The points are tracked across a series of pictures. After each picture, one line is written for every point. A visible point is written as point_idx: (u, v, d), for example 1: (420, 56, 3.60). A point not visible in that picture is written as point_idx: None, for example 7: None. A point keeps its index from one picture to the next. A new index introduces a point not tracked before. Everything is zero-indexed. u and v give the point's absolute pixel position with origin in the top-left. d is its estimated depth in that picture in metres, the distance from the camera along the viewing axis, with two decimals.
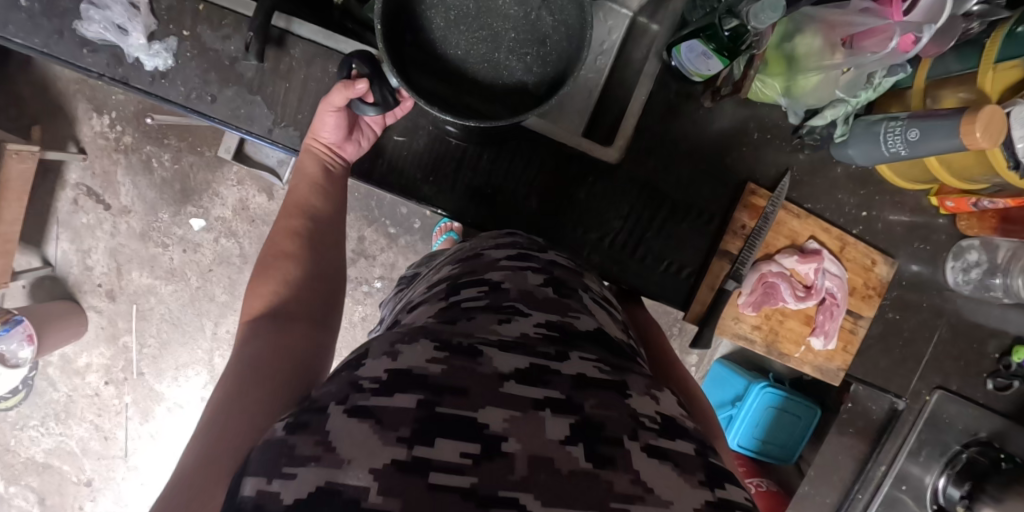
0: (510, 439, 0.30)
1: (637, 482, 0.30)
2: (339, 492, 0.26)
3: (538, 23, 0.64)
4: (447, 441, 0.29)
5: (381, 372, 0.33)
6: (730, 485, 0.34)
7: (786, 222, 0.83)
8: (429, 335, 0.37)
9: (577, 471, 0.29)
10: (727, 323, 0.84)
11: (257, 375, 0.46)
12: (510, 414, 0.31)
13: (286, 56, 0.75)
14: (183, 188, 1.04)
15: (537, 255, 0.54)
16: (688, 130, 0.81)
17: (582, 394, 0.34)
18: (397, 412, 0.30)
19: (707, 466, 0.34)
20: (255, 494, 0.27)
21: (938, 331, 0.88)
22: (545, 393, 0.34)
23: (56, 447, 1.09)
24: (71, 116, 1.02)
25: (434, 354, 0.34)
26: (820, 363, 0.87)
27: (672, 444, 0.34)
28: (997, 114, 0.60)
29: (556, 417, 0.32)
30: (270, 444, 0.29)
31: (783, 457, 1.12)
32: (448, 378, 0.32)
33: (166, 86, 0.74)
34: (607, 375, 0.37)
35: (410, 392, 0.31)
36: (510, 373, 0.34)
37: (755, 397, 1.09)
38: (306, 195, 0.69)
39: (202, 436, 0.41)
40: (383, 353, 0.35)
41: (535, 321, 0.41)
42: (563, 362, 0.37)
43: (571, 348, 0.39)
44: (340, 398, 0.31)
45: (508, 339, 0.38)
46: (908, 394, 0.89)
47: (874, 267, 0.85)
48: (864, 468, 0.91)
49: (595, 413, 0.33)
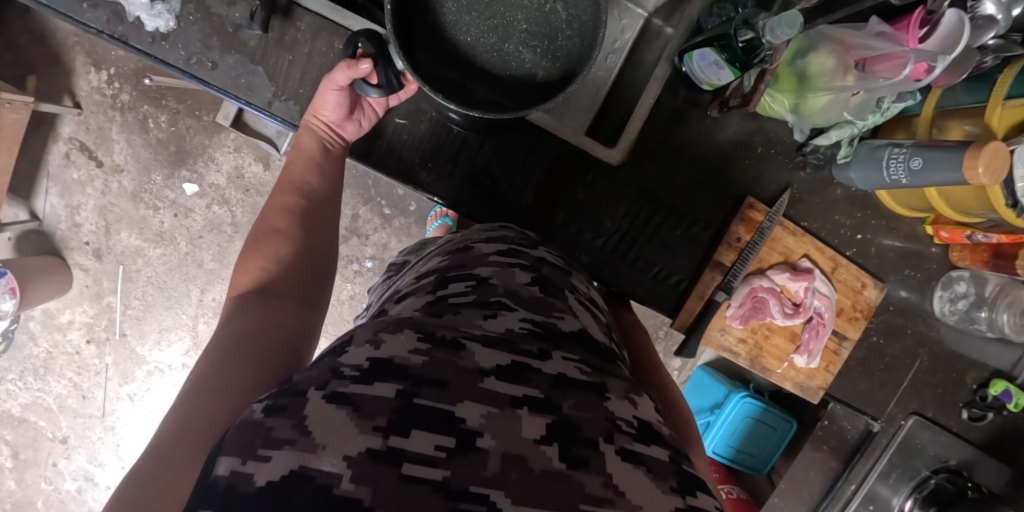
0: (485, 435, 0.30)
1: (609, 486, 0.30)
2: (312, 477, 0.25)
3: (552, 16, 0.63)
4: (422, 433, 0.29)
5: (362, 360, 0.32)
6: (700, 493, 0.34)
7: (780, 238, 0.83)
8: (413, 325, 0.37)
9: (550, 471, 0.29)
10: (713, 334, 0.85)
11: (240, 351, 0.46)
12: (487, 410, 0.31)
13: (291, 27, 0.73)
14: (178, 150, 1.03)
15: (526, 252, 0.53)
16: (693, 137, 0.81)
17: (561, 394, 0.34)
18: (375, 400, 0.30)
19: (680, 474, 0.34)
20: (228, 474, 0.26)
21: (919, 358, 0.89)
22: (523, 391, 0.33)
23: (33, 402, 1.09)
24: (68, 69, 0.99)
25: (417, 345, 0.34)
26: (801, 380, 0.87)
27: (646, 450, 0.34)
28: (999, 152, 0.60)
29: (533, 416, 0.32)
30: (246, 426, 0.29)
31: (756, 467, 1.14)
32: (428, 371, 0.32)
33: (166, 48, 0.72)
34: (588, 377, 0.37)
35: (390, 381, 0.31)
36: (491, 369, 0.34)
37: (733, 407, 1.11)
38: (302, 172, 0.68)
39: (181, 406, 0.41)
40: (367, 341, 0.34)
41: (521, 317, 0.41)
42: (545, 361, 0.37)
43: (554, 347, 0.39)
44: (319, 383, 0.31)
45: (492, 335, 0.38)
46: (885, 416, 0.90)
47: (863, 290, 0.85)
48: (836, 485, 0.92)
49: (572, 414, 0.33)
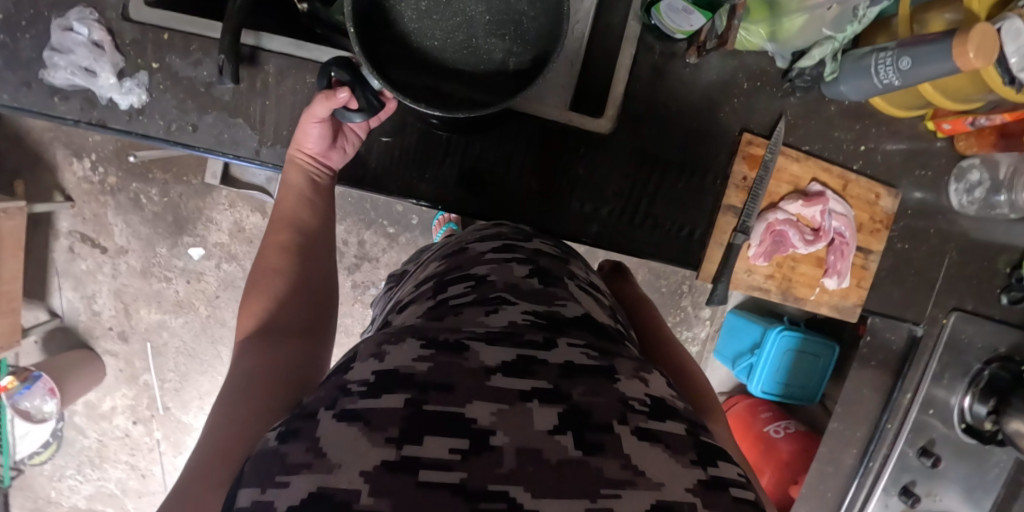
0: (498, 432, 0.28)
1: (628, 467, 0.28)
2: (331, 495, 0.24)
3: (512, 2, 0.62)
4: (435, 438, 0.27)
5: (369, 375, 0.31)
6: (722, 462, 0.32)
7: (785, 168, 0.82)
8: (416, 331, 0.35)
9: (565, 461, 0.27)
10: (740, 276, 0.85)
11: (251, 390, 0.46)
12: (497, 407, 0.29)
13: (260, 72, 0.73)
14: (176, 219, 1.03)
15: (522, 245, 0.51)
16: (675, 88, 0.80)
17: (569, 382, 0.32)
18: (385, 412, 0.28)
19: (698, 445, 0.32)
20: (250, 504, 0.25)
21: (948, 255, 0.87)
22: (531, 384, 0.31)
23: (96, 492, 1.11)
24: (51, 165, 1.00)
25: (421, 352, 0.32)
26: (836, 301, 0.87)
27: (662, 426, 0.32)
28: (987, 32, 0.59)
29: (544, 407, 0.30)
30: (261, 456, 0.28)
31: (808, 397, 1.14)
32: (435, 376, 0.30)
33: (144, 121, 0.73)
34: (594, 361, 0.35)
35: (398, 391, 0.29)
36: (497, 366, 0.32)
37: (773, 343, 1.09)
38: (292, 208, 0.68)
39: (201, 452, 0.41)
40: (371, 354, 0.33)
41: (522, 309, 0.39)
42: (550, 350, 0.34)
43: (559, 334, 0.37)
44: (329, 403, 0.30)
45: (495, 331, 0.35)
46: (925, 319, 0.88)
47: (878, 201, 0.85)
48: (889, 401, 0.92)
49: (583, 400, 0.31)
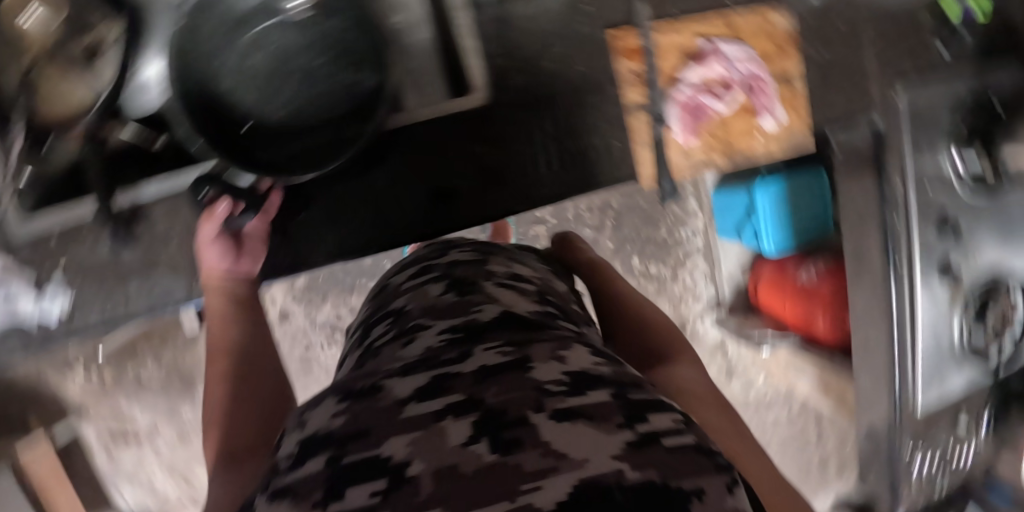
0: (414, 462, 0.26)
1: (549, 453, 0.25)
2: None
3: (330, 40, 0.67)
4: (355, 488, 0.25)
5: (293, 446, 0.32)
6: (653, 416, 0.30)
7: (667, 40, 0.80)
8: (337, 389, 0.35)
9: (483, 468, 0.25)
10: (680, 162, 0.84)
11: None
12: (412, 437, 0.27)
13: (154, 222, 0.74)
14: (182, 378, 1.04)
15: (436, 262, 0.53)
16: (527, 25, 0.78)
17: (482, 387, 0.31)
18: (309, 478, 0.27)
19: (626, 407, 0.30)
20: None
21: (862, 37, 0.87)
22: (445, 401, 0.30)
23: None
24: (47, 392, 0.99)
25: (336, 408, 0.32)
26: (782, 138, 0.86)
27: (582, 399, 0.30)
28: None
29: (459, 421, 0.28)
30: None
31: (821, 228, 1.13)
32: (354, 427, 0.30)
33: (81, 317, 0.73)
34: (507, 357, 0.34)
35: (321, 454, 0.29)
36: (411, 396, 0.31)
37: (763, 199, 1.08)
38: (221, 334, 0.69)
39: None
40: (296, 427, 0.33)
41: (438, 329, 0.39)
42: (465, 362, 0.34)
43: (475, 343, 0.36)
44: (264, 489, 0.30)
45: (410, 362, 0.35)
46: (874, 103, 0.88)
47: (769, 22, 0.83)
48: (885, 187, 0.84)
49: (497, 401, 0.29)
